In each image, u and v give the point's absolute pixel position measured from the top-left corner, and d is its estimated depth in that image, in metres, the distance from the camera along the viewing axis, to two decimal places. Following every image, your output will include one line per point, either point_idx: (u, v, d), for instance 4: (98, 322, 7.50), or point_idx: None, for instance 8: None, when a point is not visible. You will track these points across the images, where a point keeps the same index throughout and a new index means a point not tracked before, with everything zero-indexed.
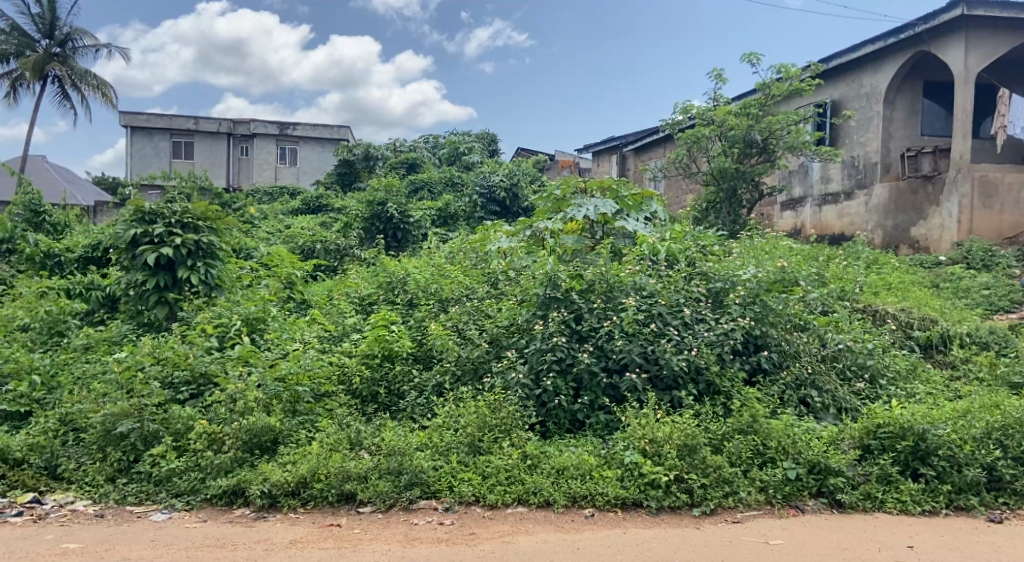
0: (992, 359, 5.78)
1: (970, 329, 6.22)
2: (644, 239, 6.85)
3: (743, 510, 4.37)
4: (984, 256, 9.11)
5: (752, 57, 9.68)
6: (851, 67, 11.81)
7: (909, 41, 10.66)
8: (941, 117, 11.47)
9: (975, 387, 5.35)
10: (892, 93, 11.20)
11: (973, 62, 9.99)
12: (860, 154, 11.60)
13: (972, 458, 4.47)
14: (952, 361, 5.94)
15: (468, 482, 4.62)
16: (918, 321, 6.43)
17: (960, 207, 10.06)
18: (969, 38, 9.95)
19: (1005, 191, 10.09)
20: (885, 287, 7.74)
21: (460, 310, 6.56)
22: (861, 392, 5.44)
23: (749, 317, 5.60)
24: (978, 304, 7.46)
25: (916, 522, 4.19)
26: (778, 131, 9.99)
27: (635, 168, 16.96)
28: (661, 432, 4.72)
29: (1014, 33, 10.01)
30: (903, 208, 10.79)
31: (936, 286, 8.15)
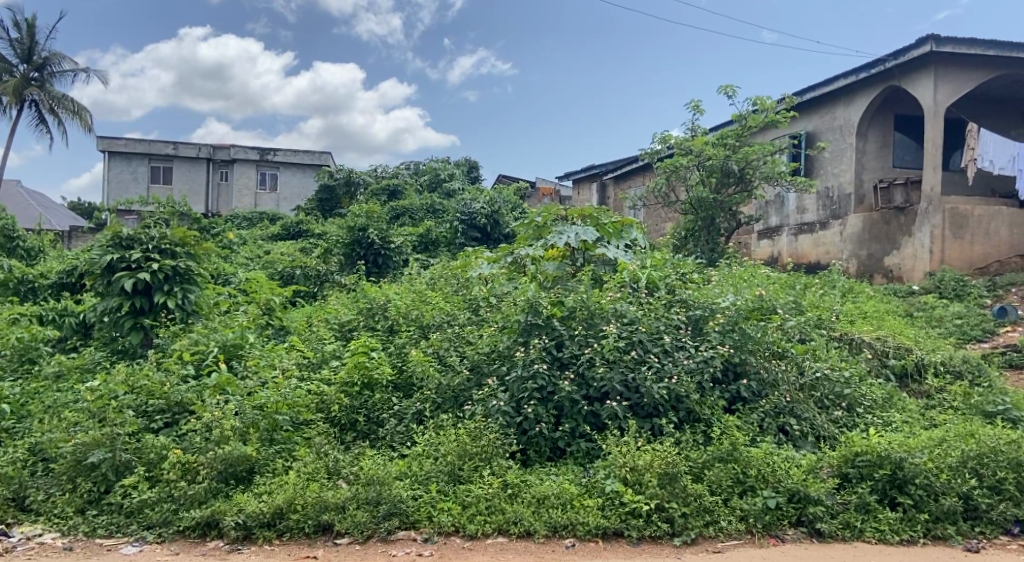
0: (964, 388, 5.81)
1: (944, 358, 6.26)
2: (624, 265, 6.86)
3: (724, 540, 4.37)
4: (956, 286, 9.26)
5: (729, 89, 9.82)
6: (824, 100, 12.07)
7: (880, 75, 10.90)
8: (911, 149, 11.77)
9: (951, 416, 5.37)
10: (864, 125, 11.44)
11: (942, 97, 10.21)
12: (834, 185, 11.84)
13: (949, 487, 4.48)
14: (927, 390, 5.94)
15: (448, 512, 4.57)
16: (893, 350, 6.46)
17: (931, 237, 10.21)
18: (938, 75, 10.19)
19: (975, 223, 10.29)
20: (860, 314, 7.81)
21: (441, 337, 6.51)
22: (839, 420, 5.43)
23: (729, 344, 5.62)
24: (951, 334, 7.58)
25: (895, 551, 4.20)
26: (754, 161, 10.14)
27: (615, 197, 17.15)
28: (642, 460, 4.68)
29: (979, 69, 10.29)
30: (878, 238, 10.95)
31: (910, 314, 8.27)
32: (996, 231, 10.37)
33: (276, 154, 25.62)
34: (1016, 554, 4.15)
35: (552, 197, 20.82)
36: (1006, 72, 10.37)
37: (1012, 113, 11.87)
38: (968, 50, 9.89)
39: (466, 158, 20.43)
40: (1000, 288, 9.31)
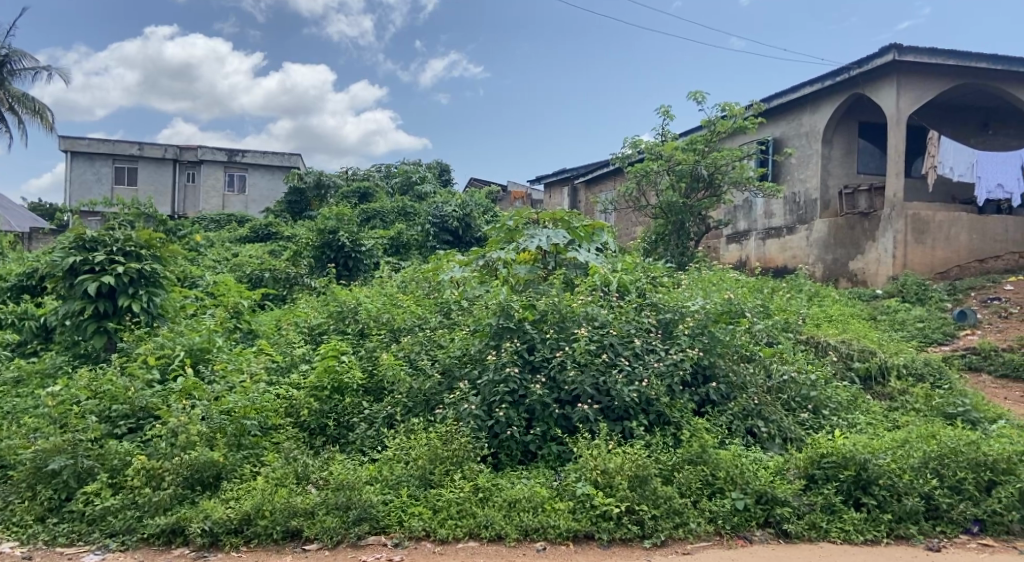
0: (926, 390, 5.93)
1: (907, 361, 6.39)
2: (596, 269, 6.89)
3: (693, 541, 4.39)
4: (919, 289, 9.45)
5: (699, 95, 9.92)
6: (791, 106, 12.27)
7: (845, 83, 11.10)
8: (875, 155, 12.01)
9: (913, 418, 5.47)
10: (829, 132, 11.64)
11: (905, 104, 10.42)
12: (801, 191, 12.03)
13: (911, 488, 4.56)
14: (890, 392, 6.05)
15: (418, 516, 4.55)
16: (858, 352, 6.57)
17: (894, 242, 10.39)
18: (901, 83, 10.39)
19: (936, 228, 10.50)
20: (826, 318, 7.93)
21: (412, 340, 6.48)
22: (805, 422, 5.50)
23: (698, 347, 5.68)
24: (914, 337, 7.74)
25: (859, 551, 4.27)
26: (723, 166, 10.26)
27: (587, 201, 17.25)
28: (613, 463, 4.69)
29: (940, 79, 10.52)
30: (843, 243, 11.12)
31: (874, 318, 8.42)
32: (956, 237, 10.57)
33: (245, 156, 25.31)
34: (976, 552, 4.23)
35: (524, 201, 20.90)
36: (965, 82, 10.62)
37: (972, 120, 12.17)
38: (928, 59, 10.12)
39: (439, 162, 20.41)
40: (960, 292, 9.53)
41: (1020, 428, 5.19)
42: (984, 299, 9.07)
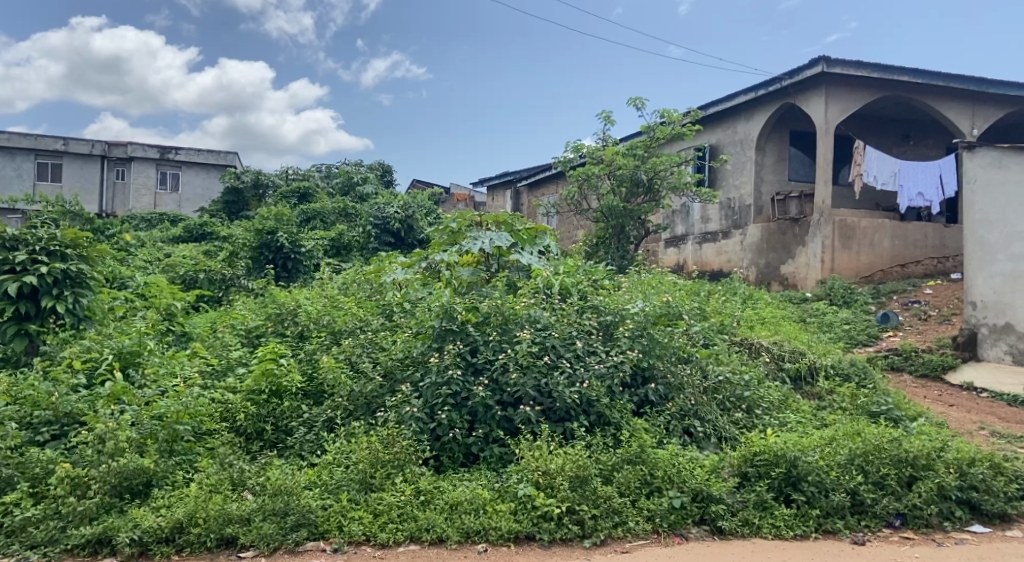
0: (852, 389, 6.16)
1: (834, 362, 6.63)
2: (539, 271, 6.91)
3: (632, 540, 4.45)
4: (845, 293, 9.85)
5: (638, 100, 10.09)
6: (726, 114, 12.62)
7: (776, 93, 11.46)
8: (804, 163, 12.46)
9: (839, 416, 5.66)
10: (762, 140, 12.01)
11: (833, 114, 10.81)
12: (735, 197, 12.40)
13: (837, 483, 4.62)
14: (819, 392, 6.25)
15: (359, 521, 4.49)
16: (789, 353, 6.78)
17: (823, 247, 10.74)
18: (828, 94, 10.78)
19: (861, 234, 10.89)
20: (759, 320, 8.16)
21: (353, 343, 6.39)
22: (739, 421, 5.65)
23: (637, 349, 5.77)
24: (841, 339, 8.05)
25: (789, 546, 4.32)
26: (661, 171, 10.47)
27: (528, 204, 17.42)
28: (554, 463, 4.73)
29: (865, 90, 10.95)
30: (775, 247, 11.49)
31: (803, 320, 8.72)
32: (880, 243, 11.00)
33: (178, 154, 24.64)
34: (898, 545, 4.29)
35: (466, 203, 20.94)
36: (890, 94, 11.04)
37: (894, 131, 12.70)
38: (854, 72, 10.48)
39: (380, 163, 20.22)
40: (884, 295, 9.95)
41: (938, 425, 5.43)
42: (906, 302, 9.49)
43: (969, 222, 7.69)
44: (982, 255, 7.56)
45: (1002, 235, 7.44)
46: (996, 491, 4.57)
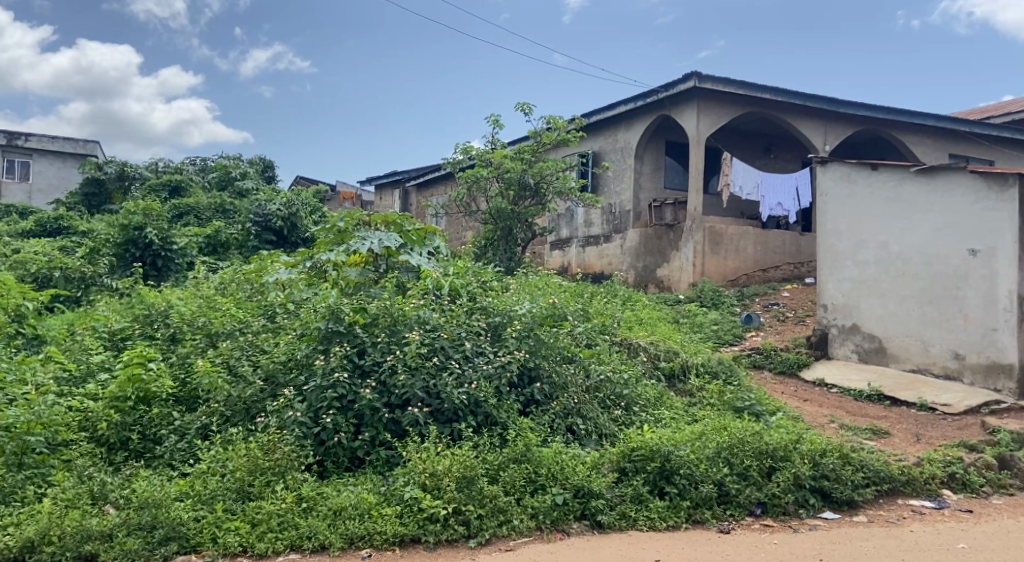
0: (719, 387, 6.55)
1: (704, 360, 7.04)
2: (428, 273, 6.87)
3: (516, 538, 4.38)
4: (713, 296, 10.51)
5: (525, 106, 10.28)
6: (607, 123, 13.09)
7: (654, 105, 12.03)
8: (678, 172, 13.17)
9: (708, 412, 6.01)
10: (641, 149, 12.56)
11: (705, 127, 11.47)
12: (616, 203, 12.89)
13: (706, 475, 4.61)
14: (690, 389, 6.60)
15: (234, 532, 4.26)
16: (664, 352, 7.11)
17: (694, 252, 11.43)
18: (700, 108, 11.43)
19: (728, 240, 11.68)
20: (637, 321, 8.54)
21: (231, 346, 6.11)
22: (618, 418, 5.86)
23: (524, 349, 5.88)
24: (710, 338, 8.56)
25: (661, 537, 4.29)
26: (548, 176, 10.74)
27: (418, 204, 17.41)
28: (441, 465, 4.64)
29: (731, 107, 11.70)
30: (652, 251, 12.08)
31: (677, 321, 9.19)
32: (745, 248, 11.83)
33: (28, 140, 22.62)
34: (759, 533, 4.28)
35: (354, 202, 20.61)
36: (754, 111, 11.86)
37: (756, 145, 13.66)
38: (721, 88, 11.15)
39: (260, 157, 19.40)
40: (748, 297, 10.67)
41: (794, 419, 5.88)
42: (768, 304, 10.22)
43: (821, 232, 8.46)
44: (831, 263, 8.33)
45: (849, 243, 8.18)
46: (845, 479, 4.58)
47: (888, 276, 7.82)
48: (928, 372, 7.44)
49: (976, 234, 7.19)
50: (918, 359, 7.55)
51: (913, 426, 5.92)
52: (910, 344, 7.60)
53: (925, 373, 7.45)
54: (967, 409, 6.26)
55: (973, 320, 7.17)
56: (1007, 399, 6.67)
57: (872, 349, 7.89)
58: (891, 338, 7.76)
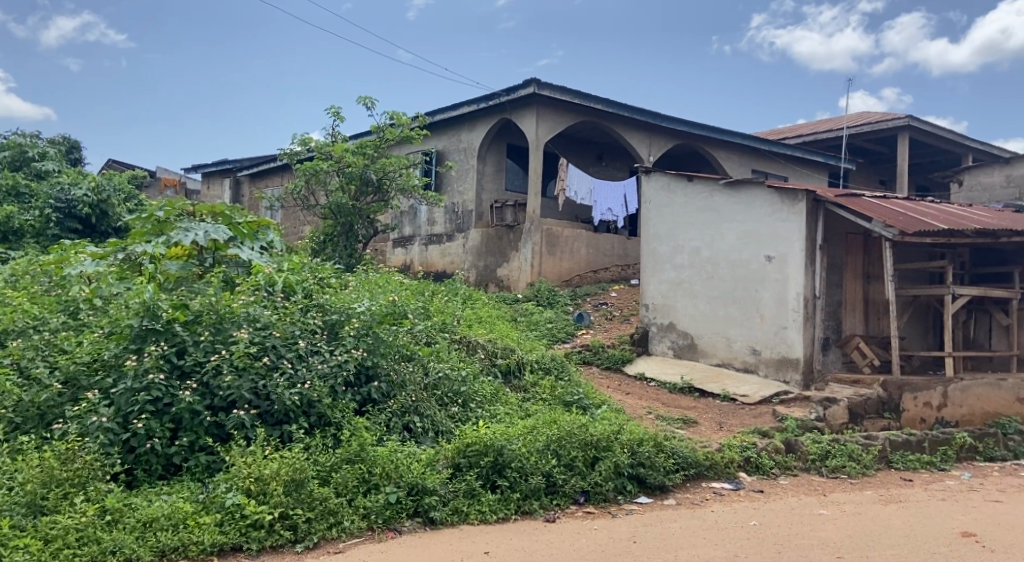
0: (551, 382, 6.82)
1: (538, 357, 7.34)
2: (259, 268, 6.52)
3: (345, 540, 4.28)
4: (549, 295, 11.05)
5: (367, 100, 10.10)
6: (450, 122, 13.25)
7: (496, 108, 12.32)
8: (518, 174, 13.60)
9: (540, 406, 6.29)
10: (483, 150, 12.82)
11: (543, 133, 11.94)
12: (458, 202, 13.10)
13: (535, 467, 4.80)
14: (524, 385, 6.84)
15: (24, 550, 3.66)
16: (501, 350, 7.29)
17: (533, 253, 11.92)
18: (539, 114, 11.88)
19: (564, 242, 12.35)
20: (477, 319, 8.74)
21: (23, 345, 5.47)
22: (455, 415, 5.96)
23: (362, 347, 5.77)
24: (544, 337, 8.96)
25: (491, 530, 4.41)
26: (391, 172, 10.65)
27: (250, 195, 16.62)
28: (268, 469, 4.41)
29: (568, 115, 12.27)
30: (492, 251, 12.46)
31: (515, 319, 9.54)
32: (578, 250, 12.56)
33: None
34: (581, 520, 4.55)
35: (176, 190, 19.14)
36: (589, 120, 12.53)
37: (589, 153, 14.42)
38: (560, 97, 11.65)
39: (61, 135, 17.35)
40: (580, 297, 11.28)
41: (618, 410, 6.32)
42: (597, 304, 10.86)
43: (646, 237, 8.92)
44: (653, 265, 8.79)
45: (667, 247, 8.68)
46: (658, 466, 4.99)
47: (699, 277, 8.30)
48: (730, 366, 7.90)
49: (771, 240, 7.66)
50: (723, 355, 8.00)
51: (718, 415, 6.58)
52: (717, 341, 8.05)
53: (727, 368, 7.92)
54: (762, 398, 6.93)
55: (767, 319, 7.63)
56: (790, 390, 7.16)
57: (686, 345, 8.33)
58: (701, 334, 8.21)
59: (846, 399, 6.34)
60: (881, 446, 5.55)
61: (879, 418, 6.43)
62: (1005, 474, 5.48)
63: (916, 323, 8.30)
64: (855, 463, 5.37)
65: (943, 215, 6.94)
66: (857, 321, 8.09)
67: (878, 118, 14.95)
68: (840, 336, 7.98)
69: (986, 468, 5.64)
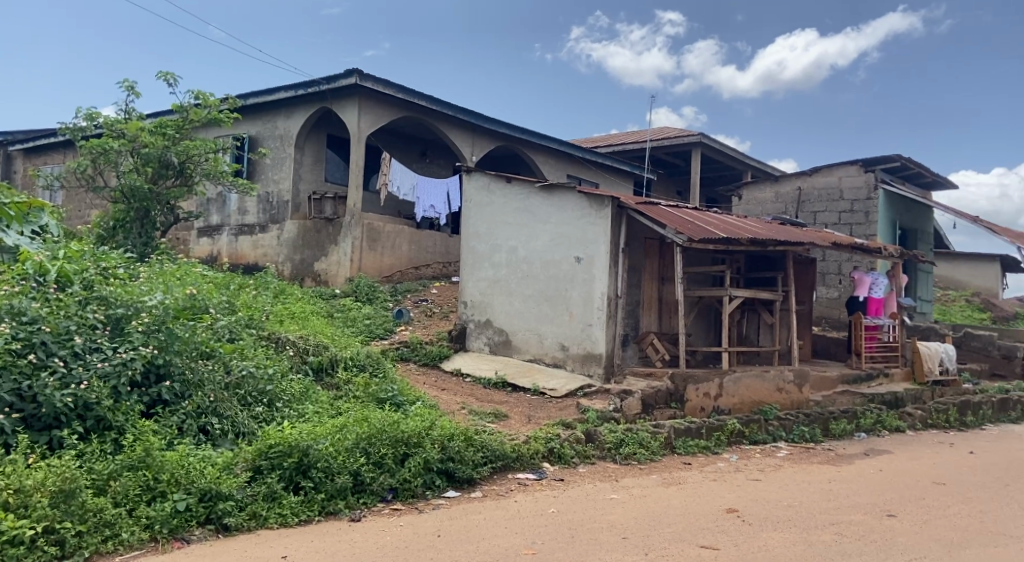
0: (366, 379, 6.70)
1: (352, 354, 7.17)
2: (27, 255, 5.79)
3: (123, 553, 3.88)
4: (368, 291, 10.94)
5: (169, 76, 9.38)
6: (266, 108, 12.69)
7: (317, 96, 11.96)
8: (340, 166, 13.32)
9: (352, 404, 6.08)
10: (302, 139, 12.39)
11: (366, 125, 11.74)
12: (273, 191, 12.58)
13: (341, 467, 4.70)
14: (337, 383, 6.65)
15: None
16: (312, 347, 7.05)
17: (353, 247, 11.69)
18: (362, 105, 11.66)
19: (385, 237, 12.25)
20: (289, 315, 8.47)
21: None
22: (259, 415, 5.63)
23: (152, 344, 5.29)
24: (361, 333, 8.92)
25: (292, 533, 4.24)
26: (195, 156, 9.96)
27: (24, 173, 14.86)
28: (29, 479, 3.84)
29: (392, 109, 12.18)
30: (309, 245, 12.17)
31: (332, 315, 9.43)
32: (400, 246, 12.54)
33: None
34: (387, 517, 4.52)
35: None
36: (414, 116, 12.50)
37: (413, 148, 14.41)
38: (383, 90, 11.54)
39: None
40: (400, 294, 11.34)
41: (431, 406, 6.33)
42: (417, 300, 10.94)
43: (466, 236, 9.14)
44: (472, 262, 9.03)
45: (486, 247, 8.93)
46: (467, 459, 5.12)
47: (515, 276, 8.61)
48: (541, 362, 8.23)
49: (580, 242, 8.04)
50: (535, 350, 8.34)
51: (529, 409, 6.85)
52: (530, 337, 8.39)
53: (538, 363, 8.26)
54: (567, 392, 7.27)
55: (576, 316, 8.00)
56: (593, 383, 7.53)
57: (501, 341, 8.65)
58: (516, 331, 8.53)
59: (640, 390, 6.87)
60: (666, 433, 6.07)
61: (666, 408, 6.95)
62: (763, 455, 6.20)
63: (701, 321, 9.10)
64: (644, 450, 5.85)
65: (723, 225, 7.65)
66: (652, 319, 8.69)
67: (678, 132, 15.88)
68: (637, 333, 8.52)
69: (750, 450, 6.36)
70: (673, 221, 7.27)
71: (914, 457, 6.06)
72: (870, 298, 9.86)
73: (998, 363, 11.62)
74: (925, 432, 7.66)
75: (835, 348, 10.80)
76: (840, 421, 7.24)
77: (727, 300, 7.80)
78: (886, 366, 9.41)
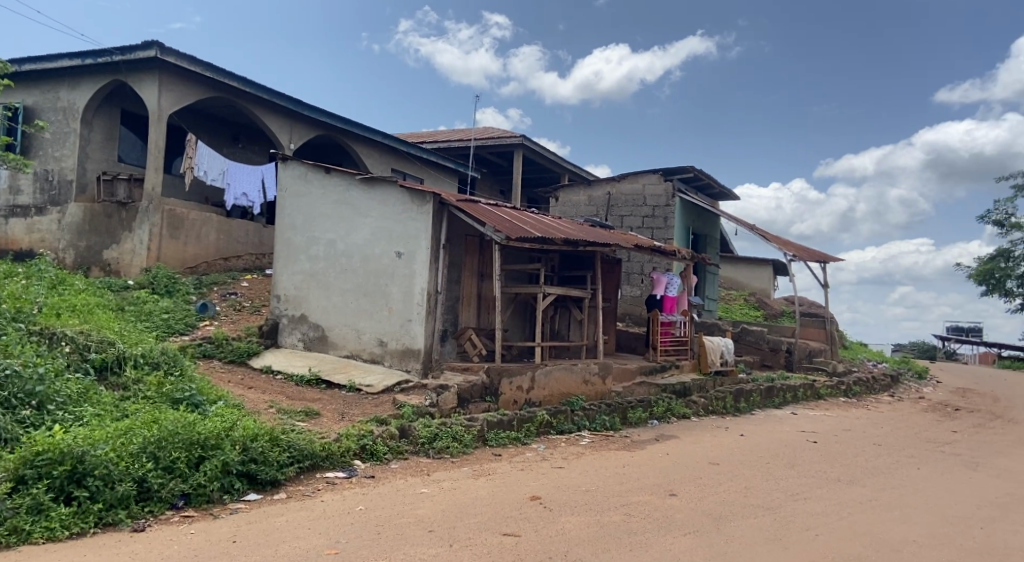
0: (159, 378, 6.17)
1: (144, 352, 6.60)
2: None
3: None
4: (166, 283, 10.14)
5: None
6: (47, 77, 11.71)
7: (108, 67, 11.10)
8: (136, 147, 12.38)
9: (141, 405, 5.58)
10: (88, 114, 11.47)
11: (167, 104, 10.92)
12: (54, 169, 11.46)
13: (124, 475, 4.31)
14: (123, 382, 6.06)
15: None
16: (95, 344, 6.37)
17: (149, 234, 10.78)
18: (162, 82, 10.84)
19: (189, 225, 11.44)
20: (69, 308, 7.76)
21: None
22: (25, 419, 4.93)
23: None
24: (156, 329, 8.39)
25: (61, 548, 3.75)
26: None
27: None
28: None
29: (201, 88, 11.43)
30: (98, 230, 11.07)
31: (122, 309, 8.77)
32: (206, 236, 11.76)
33: None
34: (176, 525, 4.18)
35: None
36: (228, 99, 11.82)
37: (223, 133, 13.62)
38: (187, 66, 10.83)
39: None
40: (204, 286, 10.67)
41: (234, 406, 6.02)
42: (224, 293, 10.38)
43: (281, 227, 8.86)
44: (287, 255, 8.78)
45: (302, 239, 8.71)
46: (272, 460, 4.92)
47: (332, 270, 8.44)
48: (358, 357, 8.16)
49: (401, 238, 8.02)
50: (351, 346, 8.24)
51: (341, 406, 6.78)
52: (346, 333, 8.28)
53: (355, 359, 8.16)
54: (384, 388, 7.24)
55: (395, 312, 7.98)
56: (411, 379, 7.53)
57: (316, 337, 8.50)
58: (332, 327, 8.39)
59: (456, 384, 6.98)
60: (479, 426, 6.25)
61: (481, 402, 7.09)
62: (568, 443, 6.58)
63: (517, 318, 9.35)
64: (457, 444, 5.96)
65: (538, 225, 8.01)
66: (470, 314, 8.84)
67: (501, 133, 16.11)
68: (456, 328, 8.64)
69: (556, 439, 6.73)
70: (493, 220, 7.51)
71: (695, 440, 6.77)
72: (666, 296, 10.64)
73: (767, 354, 12.85)
74: (707, 418, 8.48)
75: (635, 342, 11.55)
76: (637, 410, 7.81)
77: (542, 297, 8.24)
78: (677, 357, 10.34)
